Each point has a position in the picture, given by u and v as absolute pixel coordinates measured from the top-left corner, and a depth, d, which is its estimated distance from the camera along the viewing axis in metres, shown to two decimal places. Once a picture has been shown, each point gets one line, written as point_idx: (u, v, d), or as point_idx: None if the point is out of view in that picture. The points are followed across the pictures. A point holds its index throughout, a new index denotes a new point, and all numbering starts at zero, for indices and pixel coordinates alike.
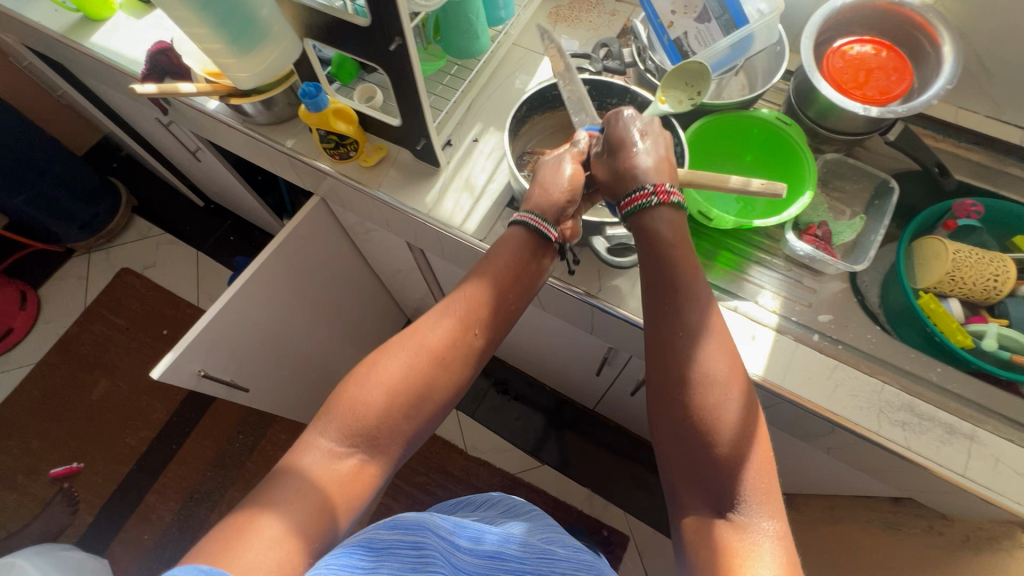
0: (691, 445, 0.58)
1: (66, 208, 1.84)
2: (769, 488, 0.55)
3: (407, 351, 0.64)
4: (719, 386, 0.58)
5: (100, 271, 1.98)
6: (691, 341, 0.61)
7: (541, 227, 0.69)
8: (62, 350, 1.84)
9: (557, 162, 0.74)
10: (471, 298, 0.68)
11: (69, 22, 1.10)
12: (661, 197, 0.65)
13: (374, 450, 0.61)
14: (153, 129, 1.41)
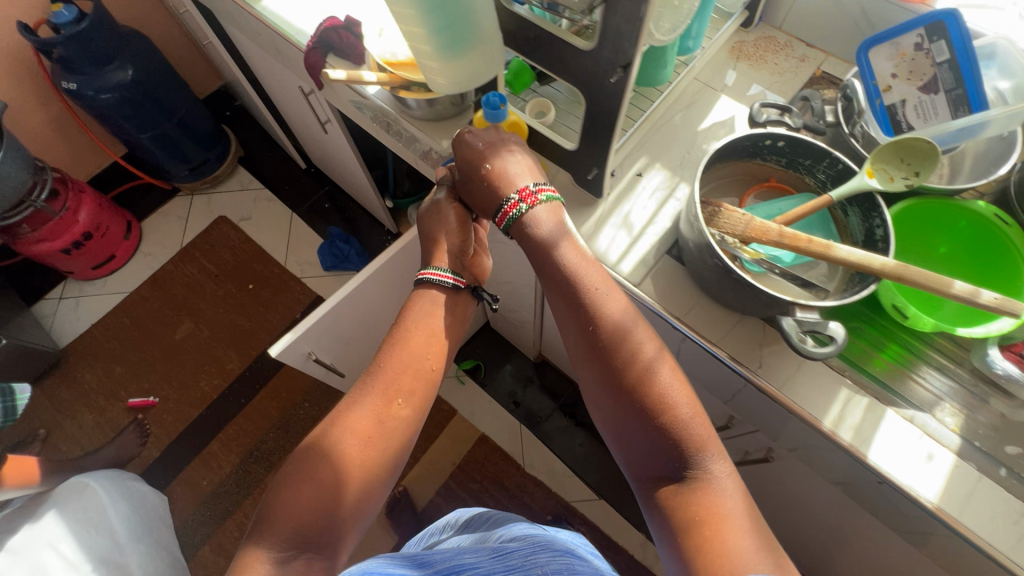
0: (638, 419, 0.64)
1: (182, 149, 1.89)
2: (713, 443, 0.63)
3: (337, 437, 0.68)
4: (643, 363, 0.65)
5: (200, 214, 2.04)
6: (618, 329, 0.67)
7: (438, 279, 0.80)
8: (155, 285, 1.91)
9: (439, 211, 0.86)
10: (393, 369, 0.75)
11: None
12: (527, 202, 0.70)
13: (321, 541, 0.62)
14: (287, 94, 1.41)
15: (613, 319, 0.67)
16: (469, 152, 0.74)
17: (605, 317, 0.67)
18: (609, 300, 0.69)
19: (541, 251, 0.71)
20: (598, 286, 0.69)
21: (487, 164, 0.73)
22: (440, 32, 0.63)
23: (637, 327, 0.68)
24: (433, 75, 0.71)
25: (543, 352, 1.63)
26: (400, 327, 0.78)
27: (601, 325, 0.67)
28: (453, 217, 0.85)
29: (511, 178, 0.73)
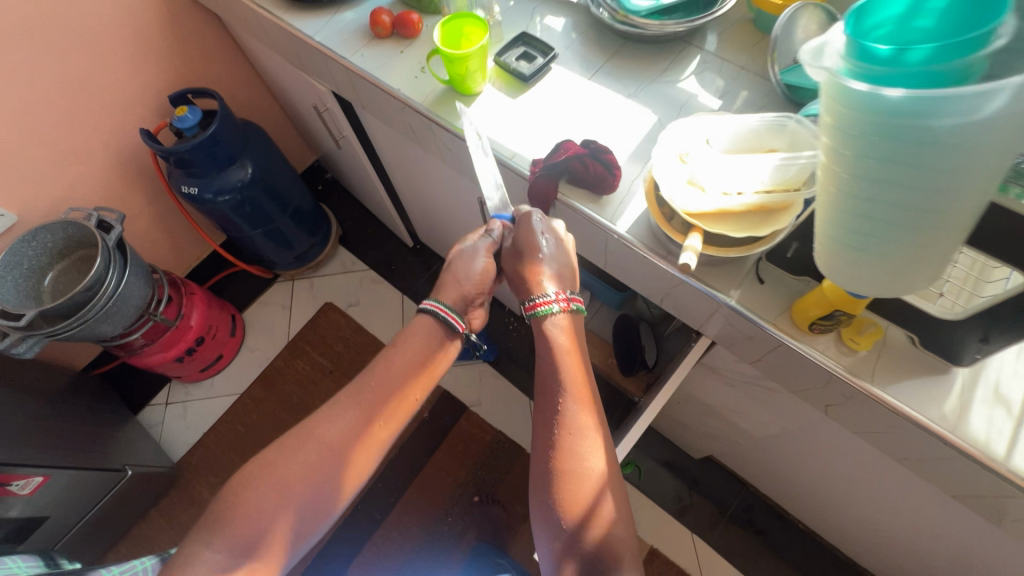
0: (560, 521, 0.69)
1: (288, 238, 1.77)
2: (618, 556, 0.67)
3: (304, 454, 0.73)
4: (576, 466, 0.71)
5: (304, 301, 1.91)
6: (575, 439, 0.72)
7: (446, 318, 0.83)
8: (265, 384, 1.78)
9: (475, 254, 0.86)
10: (375, 395, 0.78)
11: (433, 93, 0.97)
12: (560, 306, 0.79)
13: (271, 549, 0.69)
14: (441, 192, 1.27)
15: (571, 424, 0.73)
16: (533, 246, 0.81)
17: (562, 415, 0.74)
18: (577, 408, 0.74)
19: (550, 346, 0.78)
20: (570, 392, 0.75)
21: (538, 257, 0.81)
22: (855, 235, 0.50)
23: (586, 434, 0.73)
24: (836, 269, 0.56)
25: (715, 454, 1.46)
26: (395, 347, 0.82)
27: (563, 427, 0.73)
28: (479, 270, 0.86)
29: (553, 279, 0.81)
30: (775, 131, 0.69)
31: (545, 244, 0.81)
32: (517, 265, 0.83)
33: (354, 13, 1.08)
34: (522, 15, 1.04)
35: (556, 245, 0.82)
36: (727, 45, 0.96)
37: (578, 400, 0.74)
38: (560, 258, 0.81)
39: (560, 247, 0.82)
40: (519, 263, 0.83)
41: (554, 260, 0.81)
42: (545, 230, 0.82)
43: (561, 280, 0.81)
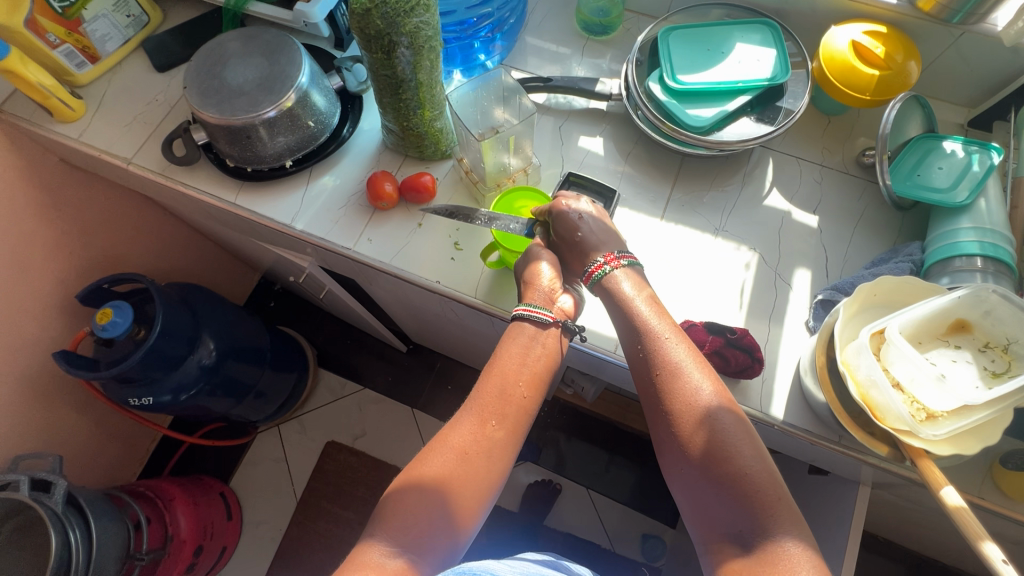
0: (689, 470, 0.52)
1: (267, 391, 1.47)
2: (782, 504, 0.48)
3: (437, 454, 0.56)
4: (694, 403, 0.53)
5: (299, 447, 1.63)
6: (677, 377, 0.55)
7: (534, 313, 0.63)
8: (286, 562, 1.51)
9: (532, 253, 0.69)
10: (492, 386, 0.60)
11: (481, 278, 0.76)
12: (611, 262, 0.64)
13: (423, 548, 0.51)
14: (471, 337, 1.07)
15: (670, 356, 0.56)
16: (565, 210, 0.67)
17: (650, 348, 0.58)
18: (670, 338, 0.57)
19: (618, 305, 0.62)
20: (657, 323, 0.59)
21: (579, 231, 0.66)
22: None
23: (696, 360, 0.56)
24: None
25: None
26: (497, 347, 0.63)
27: (658, 363, 0.56)
28: (546, 264, 0.68)
29: (599, 239, 0.66)
30: (970, 300, 0.58)
31: (583, 211, 0.67)
32: (564, 241, 0.68)
33: (334, 176, 0.84)
34: (549, 143, 0.85)
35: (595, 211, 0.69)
36: (794, 140, 0.84)
37: (665, 323, 0.59)
38: (603, 219, 0.68)
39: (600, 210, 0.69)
40: (566, 242, 0.68)
41: (597, 223, 0.67)
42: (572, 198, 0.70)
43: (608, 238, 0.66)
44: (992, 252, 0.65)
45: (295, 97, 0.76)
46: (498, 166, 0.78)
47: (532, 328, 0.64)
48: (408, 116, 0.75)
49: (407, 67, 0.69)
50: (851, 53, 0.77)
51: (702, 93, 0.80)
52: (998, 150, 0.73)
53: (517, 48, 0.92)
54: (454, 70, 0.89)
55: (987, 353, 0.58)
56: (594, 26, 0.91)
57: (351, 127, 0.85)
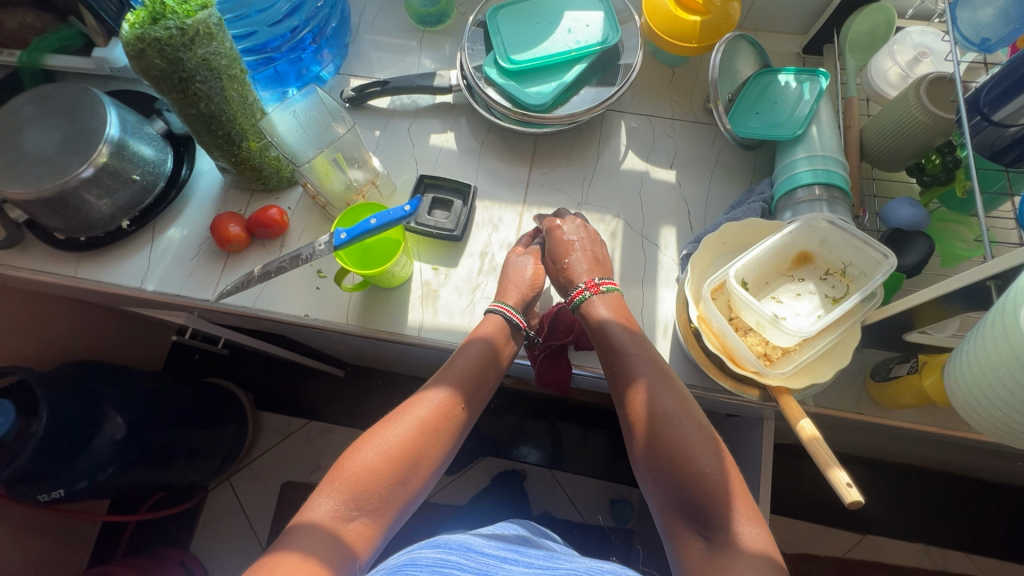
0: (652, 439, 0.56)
1: (203, 448, 1.40)
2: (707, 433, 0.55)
3: (399, 428, 0.56)
4: (664, 409, 0.55)
5: (255, 495, 1.57)
6: (653, 389, 0.57)
7: (509, 313, 0.67)
8: None
9: (514, 257, 0.72)
10: (459, 374, 0.62)
11: (349, 305, 0.73)
12: (592, 292, 0.66)
13: (383, 509, 0.52)
14: (382, 357, 1.03)
15: (643, 373, 0.59)
16: (558, 237, 0.70)
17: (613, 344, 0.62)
18: (641, 355, 0.60)
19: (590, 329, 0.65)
20: (616, 320, 0.63)
21: (567, 257, 0.69)
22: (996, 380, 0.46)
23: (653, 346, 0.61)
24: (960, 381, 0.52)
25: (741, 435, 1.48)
26: (465, 342, 0.65)
27: (621, 358, 0.61)
28: (529, 267, 0.71)
29: (584, 267, 0.69)
30: (805, 232, 0.59)
31: (575, 239, 0.70)
32: (553, 264, 0.71)
33: (179, 227, 0.79)
34: (399, 147, 0.82)
35: (586, 236, 0.71)
36: (643, 99, 0.84)
37: (622, 325, 0.63)
38: (594, 249, 0.70)
39: (590, 237, 0.70)
40: (553, 264, 0.71)
41: (585, 254, 0.69)
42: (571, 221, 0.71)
43: (598, 268, 0.69)
44: (825, 178, 0.65)
45: (109, 151, 0.69)
46: (343, 184, 0.75)
47: (497, 320, 0.67)
48: (233, 150, 0.71)
49: (212, 101, 0.65)
50: (673, 3, 0.76)
51: (540, 68, 0.78)
52: (825, 74, 0.75)
53: (354, 53, 0.87)
54: (290, 89, 0.83)
55: (828, 279, 0.60)
56: (427, 18, 0.87)
57: (189, 168, 0.80)
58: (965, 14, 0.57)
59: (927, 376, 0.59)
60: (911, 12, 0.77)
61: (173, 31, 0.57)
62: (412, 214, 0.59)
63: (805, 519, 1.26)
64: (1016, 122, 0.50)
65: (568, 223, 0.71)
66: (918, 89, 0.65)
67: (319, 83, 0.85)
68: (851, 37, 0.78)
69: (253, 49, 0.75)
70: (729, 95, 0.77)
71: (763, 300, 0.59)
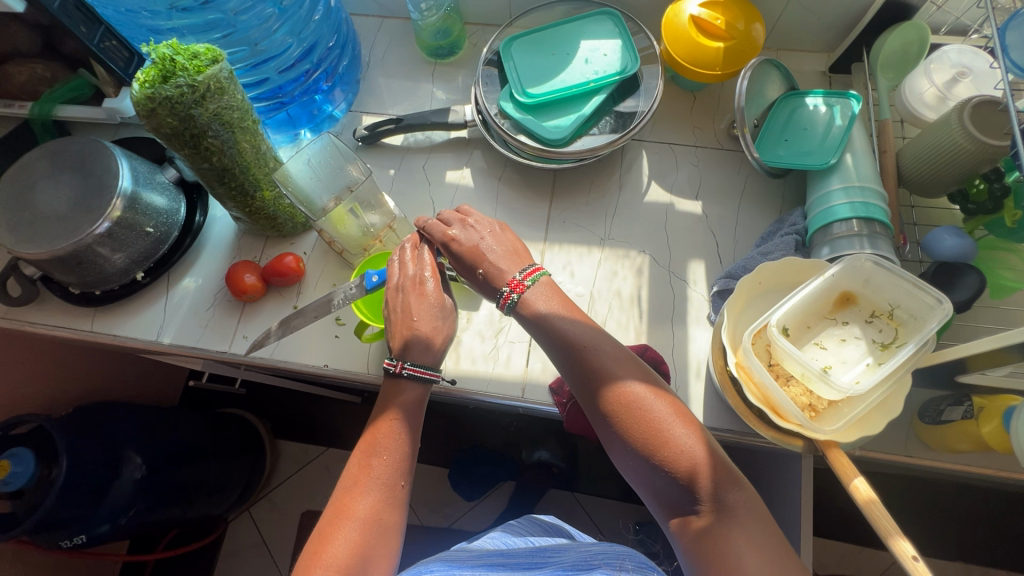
0: (666, 495, 0.47)
1: (222, 481, 1.39)
2: (726, 476, 0.46)
3: (346, 532, 0.48)
4: (667, 449, 0.47)
5: (274, 526, 1.55)
6: (646, 426, 0.48)
7: (425, 374, 0.56)
8: None
9: (418, 278, 0.60)
10: (384, 429, 0.54)
11: (370, 355, 0.70)
12: (518, 292, 0.57)
13: None
14: None
15: (632, 402, 0.49)
16: (457, 248, 0.60)
17: (596, 385, 0.51)
18: (622, 379, 0.51)
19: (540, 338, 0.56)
20: (591, 345, 0.53)
21: (482, 265, 0.59)
22: None
23: (643, 380, 0.51)
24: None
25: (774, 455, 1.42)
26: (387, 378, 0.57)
27: (608, 404, 0.50)
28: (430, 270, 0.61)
29: (502, 266, 0.59)
30: (847, 273, 0.57)
31: (483, 239, 0.60)
32: (465, 273, 0.61)
33: (194, 276, 0.77)
34: (414, 186, 0.80)
35: (491, 230, 0.61)
36: (664, 126, 0.81)
37: (587, 337, 0.54)
38: (499, 238, 0.61)
39: (494, 226, 0.61)
40: (470, 275, 0.61)
41: (497, 247, 0.60)
42: (462, 225, 0.61)
43: (516, 263, 0.59)
44: (864, 212, 0.62)
45: (124, 204, 0.67)
46: (359, 230, 0.73)
47: (420, 387, 0.57)
48: (248, 201, 0.69)
49: (225, 155, 0.63)
50: (694, 29, 0.73)
51: (558, 100, 0.75)
52: (857, 96, 0.71)
53: (365, 89, 0.85)
54: (303, 130, 0.81)
55: (875, 322, 0.56)
56: (440, 50, 0.85)
57: (202, 215, 0.79)
58: (1016, 37, 0.52)
59: (984, 424, 0.59)
60: (946, 28, 0.74)
61: (184, 88, 0.55)
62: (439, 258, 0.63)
63: (846, 546, 1.20)
64: None
65: (459, 229, 0.61)
66: (961, 114, 0.61)
67: (331, 122, 0.83)
68: (881, 56, 0.75)
69: (266, 95, 0.74)
70: (755, 122, 0.74)
71: (806, 347, 0.56)
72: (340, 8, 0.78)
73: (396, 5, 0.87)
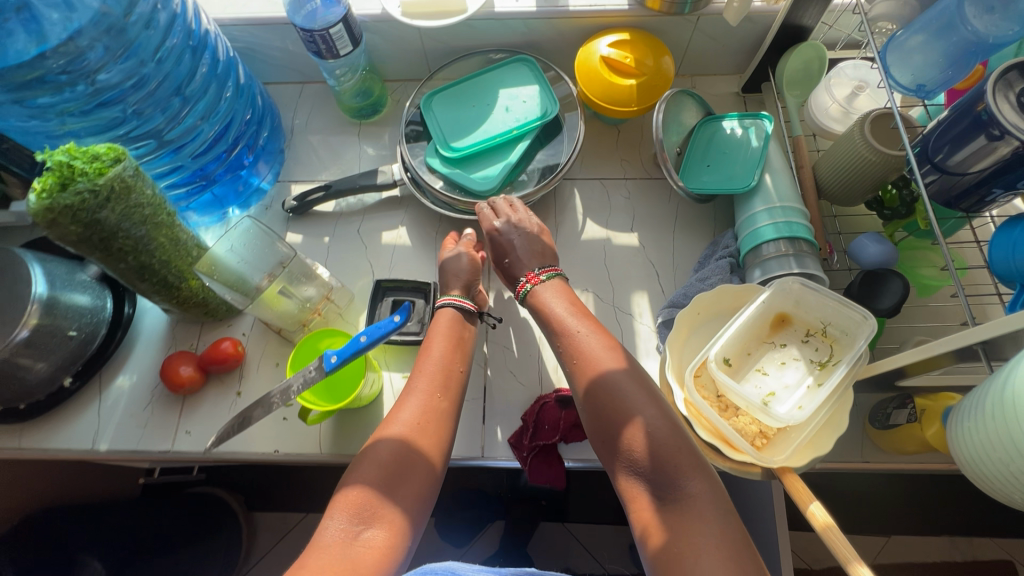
0: (630, 470, 0.49)
1: None
2: (687, 456, 0.47)
3: (392, 437, 0.53)
4: (632, 419, 0.50)
5: None
6: (616, 394, 0.52)
7: (458, 302, 0.65)
8: None
9: (455, 249, 0.72)
10: (435, 362, 0.60)
11: (321, 434, 0.68)
12: (529, 285, 0.65)
13: (387, 515, 0.47)
14: None
15: (606, 377, 0.53)
16: (494, 238, 0.69)
17: (610, 411, 0.52)
18: (601, 354, 0.56)
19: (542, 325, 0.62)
20: (579, 331, 0.58)
21: (509, 257, 0.68)
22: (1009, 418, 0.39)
23: (621, 362, 0.55)
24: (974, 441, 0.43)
25: None
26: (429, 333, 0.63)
27: (620, 432, 0.50)
28: (468, 259, 0.69)
29: (527, 260, 0.67)
30: (779, 295, 0.58)
31: (515, 236, 0.68)
32: (496, 259, 0.70)
33: (129, 373, 0.74)
34: (351, 251, 0.78)
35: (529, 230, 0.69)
36: (592, 162, 0.82)
37: (582, 321, 0.59)
38: (531, 239, 0.68)
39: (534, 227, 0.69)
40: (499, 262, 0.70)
41: (529, 247, 0.68)
42: (507, 220, 0.69)
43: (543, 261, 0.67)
44: (789, 232, 0.64)
45: (42, 309, 0.64)
46: (297, 305, 0.71)
47: (454, 312, 0.65)
48: (173, 292, 0.67)
49: (142, 252, 0.61)
50: (606, 68, 0.75)
51: (485, 150, 0.76)
52: (768, 117, 0.74)
53: (291, 157, 0.84)
54: (231, 209, 0.79)
55: (811, 340, 0.58)
56: (363, 110, 0.85)
57: (131, 306, 0.76)
58: (895, 57, 0.55)
59: (928, 426, 0.58)
60: (841, 44, 0.78)
61: (85, 195, 0.53)
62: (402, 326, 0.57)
63: None
64: (971, 168, 0.48)
65: (504, 223, 0.69)
66: (863, 128, 0.64)
67: (259, 195, 0.81)
68: (786, 75, 0.77)
69: (185, 181, 0.72)
70: (677, 149, 0.76)
71: (747, 375, 0.57)
72: (252, 82, 0.77)
73: (313, 70, 0.87)
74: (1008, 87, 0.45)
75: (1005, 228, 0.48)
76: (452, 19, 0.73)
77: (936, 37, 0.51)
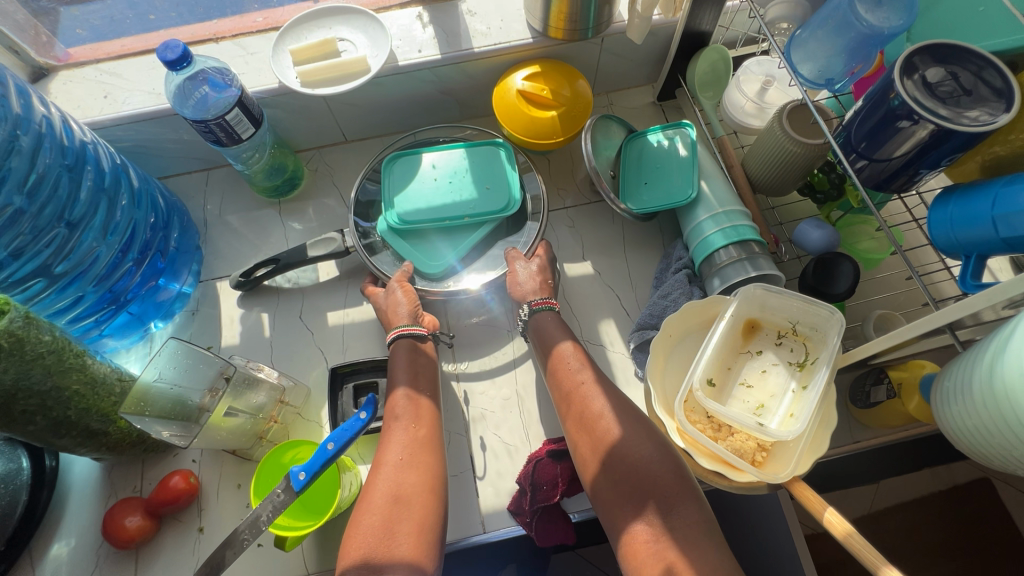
0: (619, 487, 0.52)
1: None
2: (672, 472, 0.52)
3: (383, 477, 0.53)
4: (619, 444, 0.55)
5: None
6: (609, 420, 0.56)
7: (413, 330, 0.65)
8: None
9: (391, 296, 0.68)
10: (412, 402, 0.59)
11: (303, 554, 0.62)
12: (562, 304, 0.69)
13: (394, 555, 0.47)
14: None
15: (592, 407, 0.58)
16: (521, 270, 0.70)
17: (616, 462, 0.54)
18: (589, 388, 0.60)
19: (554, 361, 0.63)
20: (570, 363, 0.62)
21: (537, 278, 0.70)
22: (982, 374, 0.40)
23: (607, 394, 0.60)
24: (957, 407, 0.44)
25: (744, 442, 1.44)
26: (391, 372, 0.62)
27: (626, 469, 0.53)
28: (404, 297, 0.67)
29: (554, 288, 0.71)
30: (744, 304, 0.58)
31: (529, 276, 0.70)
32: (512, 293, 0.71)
33: (65, 538, 0.64)
34: (297, 342, 0.73)
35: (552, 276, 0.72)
36: None
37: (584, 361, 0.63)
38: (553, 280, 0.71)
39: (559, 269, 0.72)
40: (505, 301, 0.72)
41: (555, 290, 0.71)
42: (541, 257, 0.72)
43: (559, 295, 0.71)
44: (736, 236, 0.64)
45: None
46: (248, 419, 0.64)
47: (407, 341, 0.65)
48: (100, 438, 0.59)
49: (53, 407, 0.53)
50: (527, 100, 0.73)
51: (438, 228, 0.72)
52: (689, 124, 0.74)
53: (210, 253, 0.77)
54: (153, 324, 0.71)
55: (784, 341, 0.58)
56: (279, 188, 0.79)
57: (54, 458, 0.66)
58: (799, 55, 0.57)
59: (907, 400, 0.58)
60: (740, 42, 0.80)
61: None
62: (371, 420, 0.51)
63: None
64: (895, 154, 0.50)
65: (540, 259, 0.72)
66: (782, 122, 0.64)
67: (183, 301, 0.74)
68: (697, 78, 0.78)
69: (96, 306, 0.64)
70: (611, 173, 0.75)
71: (732, 393, 0.56)
72: (149, 183, 0.70)
73: (217, 155, 0.80)
74: (912, 72, 0.47)
75: (938, 204, 0.49)
76: (356, 81, 0.69)
77: (833, 33, 0.53)
